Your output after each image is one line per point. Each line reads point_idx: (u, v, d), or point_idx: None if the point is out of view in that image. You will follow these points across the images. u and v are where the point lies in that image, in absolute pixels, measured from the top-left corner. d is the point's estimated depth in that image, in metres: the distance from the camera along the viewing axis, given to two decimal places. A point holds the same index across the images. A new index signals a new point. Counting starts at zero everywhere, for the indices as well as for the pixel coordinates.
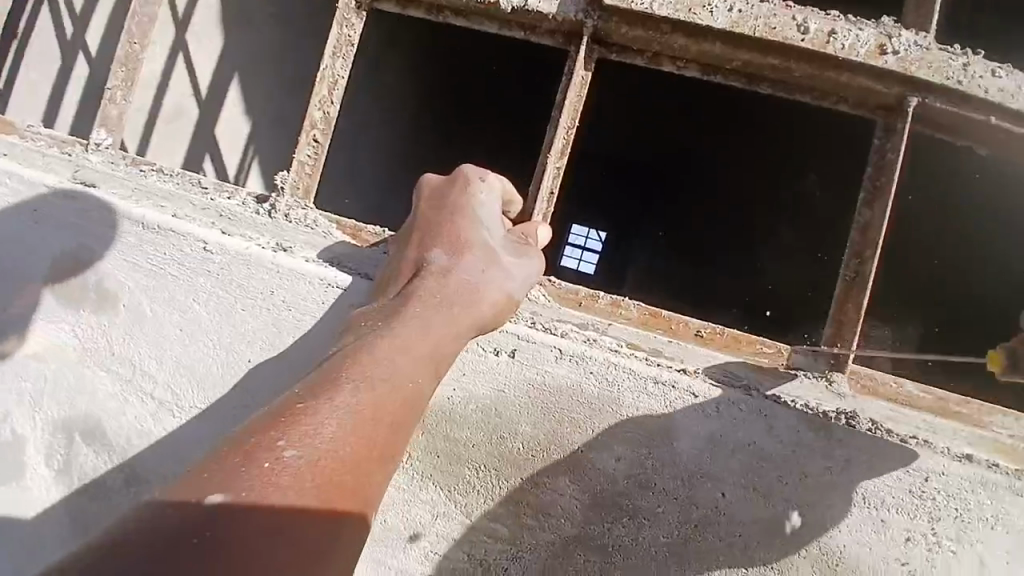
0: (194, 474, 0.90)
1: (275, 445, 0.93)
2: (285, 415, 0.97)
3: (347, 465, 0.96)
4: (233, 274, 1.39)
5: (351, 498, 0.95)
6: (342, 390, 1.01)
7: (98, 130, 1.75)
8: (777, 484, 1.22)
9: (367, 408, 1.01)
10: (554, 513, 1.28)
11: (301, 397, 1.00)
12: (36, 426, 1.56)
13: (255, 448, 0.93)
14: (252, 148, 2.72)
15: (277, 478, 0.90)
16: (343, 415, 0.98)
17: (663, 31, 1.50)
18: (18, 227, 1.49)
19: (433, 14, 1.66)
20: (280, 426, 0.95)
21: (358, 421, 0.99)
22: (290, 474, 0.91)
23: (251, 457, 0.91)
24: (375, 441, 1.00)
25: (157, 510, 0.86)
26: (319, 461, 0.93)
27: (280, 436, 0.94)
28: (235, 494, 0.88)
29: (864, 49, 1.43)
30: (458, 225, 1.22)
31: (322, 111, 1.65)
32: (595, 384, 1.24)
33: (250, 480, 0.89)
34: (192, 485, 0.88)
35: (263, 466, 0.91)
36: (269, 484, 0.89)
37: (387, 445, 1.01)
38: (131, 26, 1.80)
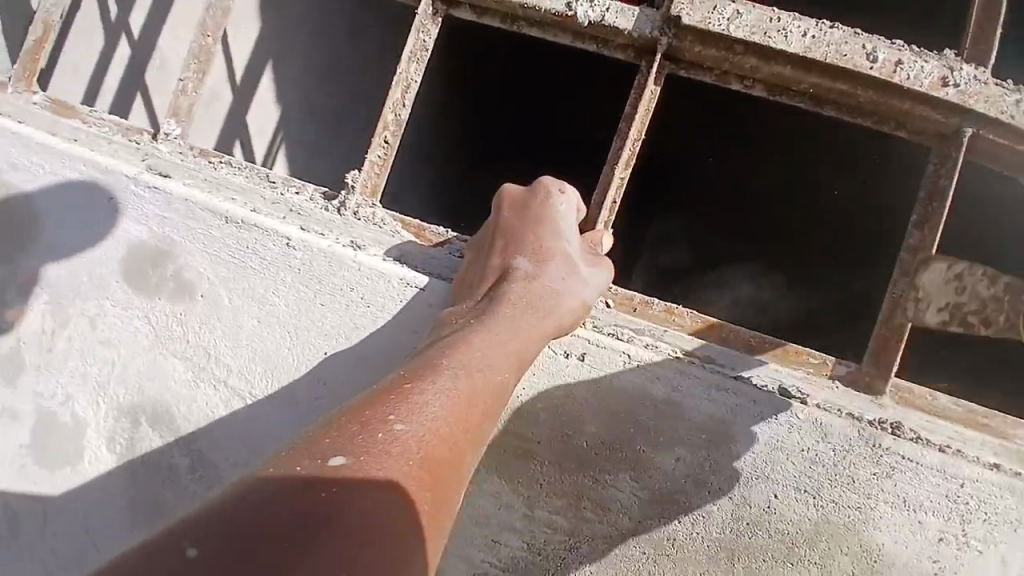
0: (314, 441, 1.00)
1: (385, 417, 1.03)
2: (393, 394, 1.06)
3: (446, 443, 1.04)
4: (314, 268, 1.51)
5: (448, 476, 1.02)
6: (440, 375, 1.10)
7: (170, 122, 1.82)
8: (826, 487, 1.32)
9: (462, 392, 1.09)
10: (614, 508, 1.38)
11: (407, 378, 1.10)
12: (97, 410, 1.65)
13: (369, 419, 1.02)
14: (282, 134, 2.77)
15: (389, 446, 0.99)
16: (443, 397, 1.07)
17: (736, 51, 1.57)
18: (94, 213, 1.58)
19: (508, 23, 1.73)
20: (389, 402, 1.04)
21: (456, 406, 1.07)
22: (399, 444, 1.00)
23: (365, 426, 1.01)
24: (469, 422, 1.08)
25: (286, 468, 0.95)
26: (424, 436, 1.02)
27: (389, 411, 1.03)
28: (353, 456, 0.97)
29: (927, 81, 1.51)
30: (536, 234, 1.33)
31: (395, 113, 1.72)
32: (662, 388, 1.33)
33: (368, 445, 0.98)
34: (315, 451, 0.97)
35: (376, 435, 1.00)
36: (383, 450, 0.98)
37: (479, 428, 1.10)
38: (204, 19, 1.87)
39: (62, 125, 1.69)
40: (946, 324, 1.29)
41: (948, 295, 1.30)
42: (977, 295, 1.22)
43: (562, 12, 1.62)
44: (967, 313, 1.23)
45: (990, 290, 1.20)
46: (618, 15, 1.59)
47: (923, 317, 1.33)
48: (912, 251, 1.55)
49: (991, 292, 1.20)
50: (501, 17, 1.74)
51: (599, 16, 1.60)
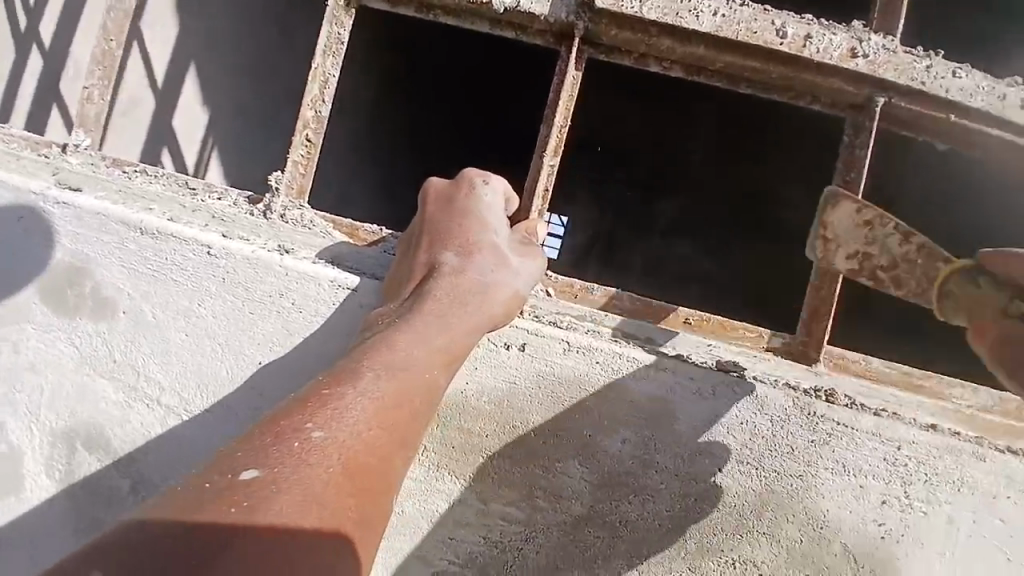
0: (230, 454, 0.96)
1: (302, 426, 0.98)
2: (312, 402, 1.02)
3: (370, 449, 1.01)
4: (240, 276, 1.45)
5: (373, 483, 0.99)
6: (362, 378, 1.06)
7: (76, 131, 1.71)
8: (768, 457, 1.34)
9: (386, 395, 1.06)
10: (565, 495, 1.35)
11: (325, 383, 1.05)
12: (32, 436, 1.53)
13: (285, 429, 0.98)
14: (214, 137, 2.67)
15: (306, 456, 0.95)
16: (363, 401, 1.03)
17: (651, 33, 1.57)
18: (6, 229, 1.48)
19: (424, 14, 1.70)
20: (307, 410, 1.00)
21: (376, 409, 1.04)
22: (318, 452, 0.96)
23: (281, 436, 0.97)
24: (393, 424, 1.05)
25: (197, 484, 0.91)
26: (344, 443, 0.98)
27: (306, 419, 0.99)
28: (267, 467, 0.93)
29: (837, 53, 1.55)
30: (468, 229, 1.31)
31: (314, 110, 1.68)
32: (600, 373, 1.33)
33: (283, 456, 0.94)
34: (229, 464, 0.93)
35: (292, 445, 0.96)
36: (300, 461, 0.95)
37: (404, 431, 1.06)
38: (105, 22, 1.77)
39: None
40: (856, 274, 1.34)
41: (856, 241, 1.33)
42: (886, 248, 1.30)
43: (476, 0, 1.59)
44: (878, 267, 1.30)
45: (901, 246, 1.28)
46: (533, 1, 1.57)
47: (833, 261, 1.35)
48: None
49: (903, 250, 1.28)
50: (415, 9, 1.70)
51: (514, 2, 1.57)
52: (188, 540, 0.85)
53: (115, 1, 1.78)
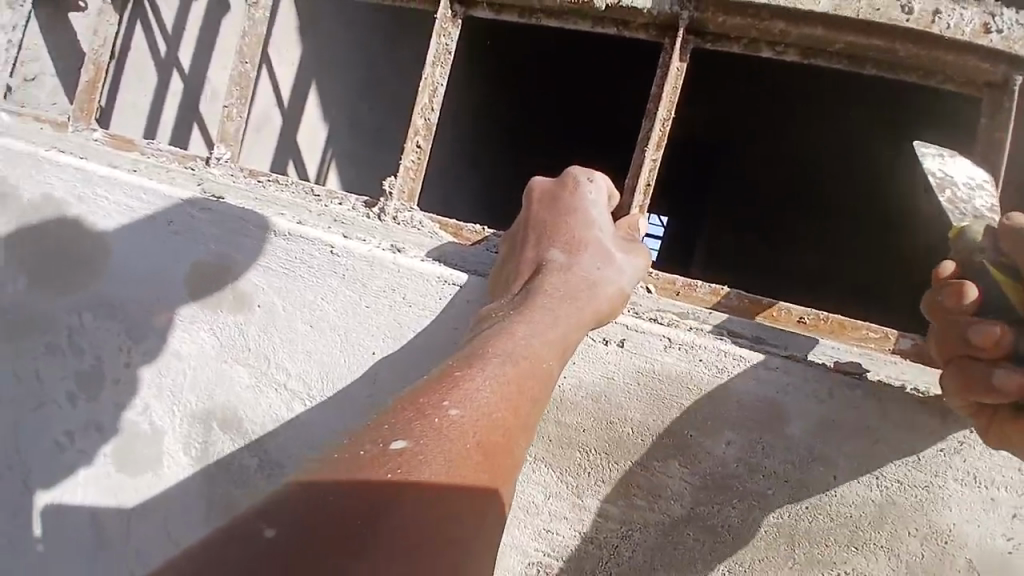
0: (376, 427, 1.00)
1: (438, 403, 1.02)
2: (446, 380, 1.06)
3: (501, 429, 1.04)
4: (359, 274, 1.56)
5: (504, 460, 1.03)
6: (489, 361, 1.09)
7: (218, 146, 1.94)
8: (889, 466, 1.25)
9: (513, 378, 1.09)
10: (665, 494, 1.34)
11: (456, 364, 1.09)
12: (174, 418, 1.74)
13: (422, 406, 1.02)
14: (332, 150, 2.97)
15: (445, 432, 0.99)
16: (494, 383, 1.06)
17: (761, 17, 1.52)
18: (158, 238, 1.71)
19: (527, 17, 1.75)
20: (442, 388, 1.04)
21: (506, 387, 1.07)
22: (457, 429, 1.00)
23: (421, 412, 1.01)
24: (519, 407, 1.08)
25: (350, 453, 0.96)
26: (479, 421, 1.02)
27: (442, 397, 1.03)
28: (414, 438, 0.97)
29: (970, 28, 1.42)
30: (572, 226, 1.34)
31: (424, 118, 1.78)
32: (705, 371, 1.30)
33: (427, 431, 0.98)
34: (379, 435, 0.98)
35: (433, 420, 1.00)
36: (442, 436, 0.99)
37: (528, 411, 1.09)
38: (241, 48, 1.96)
39: (125, 159, 1.88)
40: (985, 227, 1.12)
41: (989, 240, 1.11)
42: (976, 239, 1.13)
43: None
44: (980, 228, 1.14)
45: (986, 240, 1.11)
46: None
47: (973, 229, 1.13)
48: None
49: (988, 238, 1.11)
50: (519, 13, 1.76)
51: None
52: (357, 506, 0.90)
53: (249, 28, 1.96)
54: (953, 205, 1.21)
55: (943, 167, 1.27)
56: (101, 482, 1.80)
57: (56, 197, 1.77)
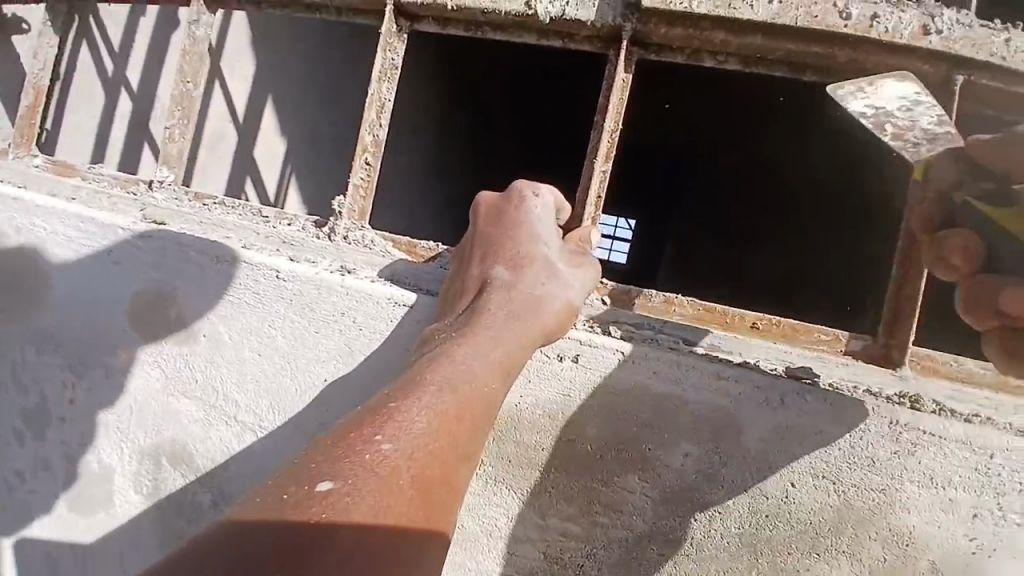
0: (303, 465, 1.00)
1: (370, 437, 1.01)
2: (379, 414, 1.05)
3: (436, 460, 1.02)
4: (306, 298, 1.51)
5: (441, 492, 1.02)
6: (424, 392, 1.08)
7: (161, 169, 1.88)
8: (846, 471, 1.24)
9: (448, 407, 1.07)
10: (626, 510, 1.31)
11: (390, 396, 1.08)
12: (123, 455, 1.67)
13: (352, 442, 1.01)
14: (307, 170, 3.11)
15: (377, 466, 0.98)
16: (427, 413, 1.05)
17: (702, 27, 1.52)
18: (100, 268, 1.64)
19: (473, 32, 1.72)
20: (375, 422, 1.03)
21: (441, 417, 1.06)
22: (388, 463, 0.99)
23: (352, 448, 1.00)
24: (455, 436, 1.06)
25: (275, 494, 0.96)
26: (412, 454, 1.01)
27: (374, 430, 1.02)
28: (342, 477, 0.96)
29: (908, 32, 1.44)
30: (517, 241, 1.31)
31: (373, 135, 1.74)
32: (659, 384, 1.28)
33: (356, 468, 0.97)
34: (305, 474, 0.98)
35: (363, 456, 0.99)
36: (373, 471, 0.98)
37: (466, 439, 1.08)
38: (182, 65, 1.88)
39: (65, 186, 1.80)
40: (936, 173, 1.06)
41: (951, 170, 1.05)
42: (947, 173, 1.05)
43: (521, 13, 1.60)
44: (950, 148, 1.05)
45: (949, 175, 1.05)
46: (578, 8, 1.56)
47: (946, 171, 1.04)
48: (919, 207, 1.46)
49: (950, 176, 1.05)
50: (463, 27, 1.73)
51: (558, 10, 1.57)
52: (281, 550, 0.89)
53: (189, 46, 1.89)
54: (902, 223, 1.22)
55: (872, 101, 1.09)
56: (50, 522, 1.72)
57: None
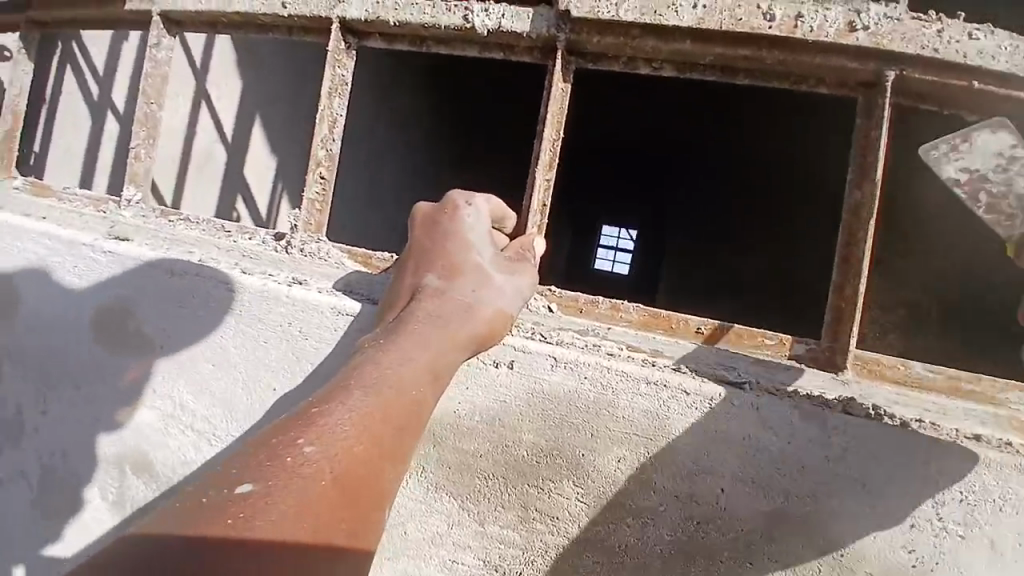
0: (219, 472, 0.89)
1: (293, 440, 0.93)
2: (303, 418, 0.97)
3: (363, 461, 0.95)
4: (256, 310, 1.54)
5: (367, 494, 0.94)
6: (352, 393, 1.01)
7: (128, 188, 1.92)
8: (778, 476, 1.22)
9: (378, 409, 1.00)
10: (562, 516, 1.31)
11: (315, 402, 1.00)
12: (90, 462, 1.71)
13: (275, 447, 0.92)
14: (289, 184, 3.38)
15: (300, 470, 0.89)
16: (354, 414, 0.98)
17: (633, 35, 1.54)
18: (66, 283, 1.69)
19: (418, 46, 1.75)
20: (299, 425, 0.95)
21: (369, 420, 0.98)
22: (312, 467, 0.90)
23: (275, 452, 0.91)
24: (383, 438, 0.99)
25: (186, 505, 0.85)
26: (338, 455, 0.93)
27: (298, 434, 0.94)
28: (263, 482, 0.87)
29: (834, 29, 1.43)
30: (447, 250, 1.32)
31: (326, 149, 1.77)
32: (591, 389, 1.28)
33: (277, 471, 0.88)
34: (221, 478, 0.88)
35: (285, 461, 0.90)
36: (296, 475, 0.89)
37: (397, 446, 1.01)
38: (146, 86, 1.92)
39: (38, 207, 1.89)
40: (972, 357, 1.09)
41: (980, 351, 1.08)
42: None
43: (460, 26, 1.64)
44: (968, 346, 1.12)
45: None
46: (514, 20, 1.60)
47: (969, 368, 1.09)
48: (855, 209, 1.45)
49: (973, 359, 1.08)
50: (409, 42, 1.76)
51: (495, 23, 1.61)
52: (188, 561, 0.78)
53: (151, 68, 1.91)
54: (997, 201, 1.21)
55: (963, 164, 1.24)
56: (28, 518, 1.77)
57: None
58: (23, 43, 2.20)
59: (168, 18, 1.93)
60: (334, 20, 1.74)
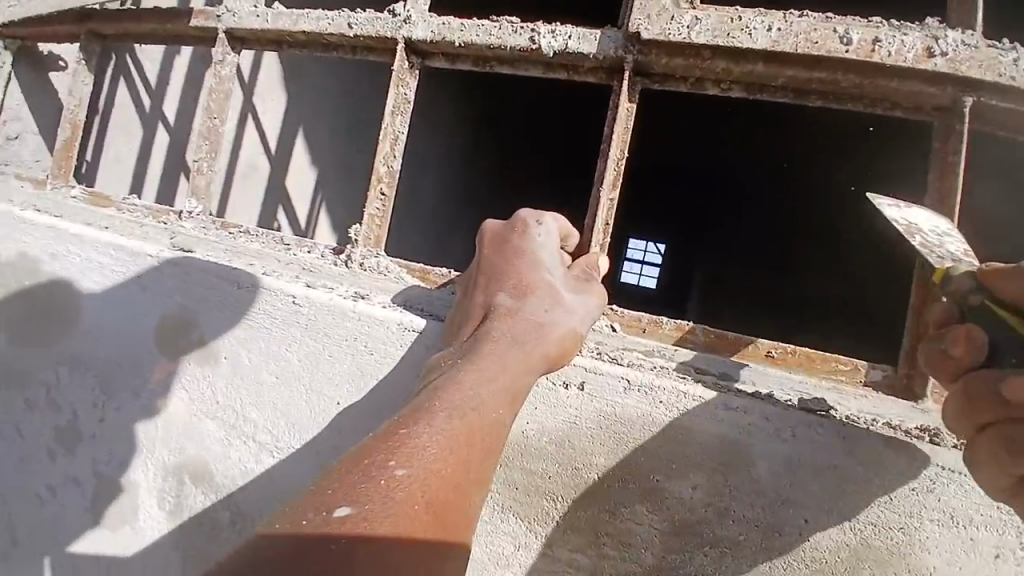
0: (315, 493, 0.90)
1: (383, 463, 0.93)
2: (391, 439, 0.97)
3: (450, 484, 0.95)
4: (320, 323, 1.54)
5: (453, 517, 0.93)
6: (435, 415, 1.02)
7: (189, 201, 1.95)
8: (862, 509, 1.19)
9: (460, 431, 1.01)
10: (636, 543, 1.29)
11: (401, 424, 1.01)
12: (148, 468, 1.72)
13: (365, 467, 0.93)
14: (325, 201, 3.44)
15: (393, 493, 0.90)
16: (439, 435, 0.99)
17: (704, 57, 1.54)
18: (128, 294, 1.71)
19: (481, 66, 1.77)
20: (388, 447, 0.95)
21: (455, 442, 0.99)
22: (404, 489, 0.91)
23: (365, 473, 0.92)
24: (467, 459, 1.00)
25: (289, 523, 0.86)
26: (428, 478, 0.93)
27: (387, 457, 0.94)
28: (359, 505, 0.88)
29: (912, 54, 1.41)
30: (520, 269, 1.32)
31: (387, 166, 1.79)
32: (666, 412, 1.26)
33: (371, 494, 0.89)
34: (320, 505, 0.88)
35: (377, 483, 0.91)
36: (389, 498, 0.89)
37: (479, 470, 1.01)
38: (210, 101, 1.95)
39: (99, 216, 1.91)
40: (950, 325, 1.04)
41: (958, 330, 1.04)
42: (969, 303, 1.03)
43: (526, 47, 1.65)
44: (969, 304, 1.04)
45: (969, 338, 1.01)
46: (580, 41, 1.60)
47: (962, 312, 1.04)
48: None
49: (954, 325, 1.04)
50: (472, 62, 1.78)
51: (562, 44, 1.61)
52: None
53: (216, 84, 1.95)
54: (928, 248, 1.14)
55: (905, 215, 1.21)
56: (85, 515, 1.77)
57: (29, 256, 1.80)
58: (83, 55, 2.22)
59: (233, 35, 1.98)
60: (399, 41, 1.76)
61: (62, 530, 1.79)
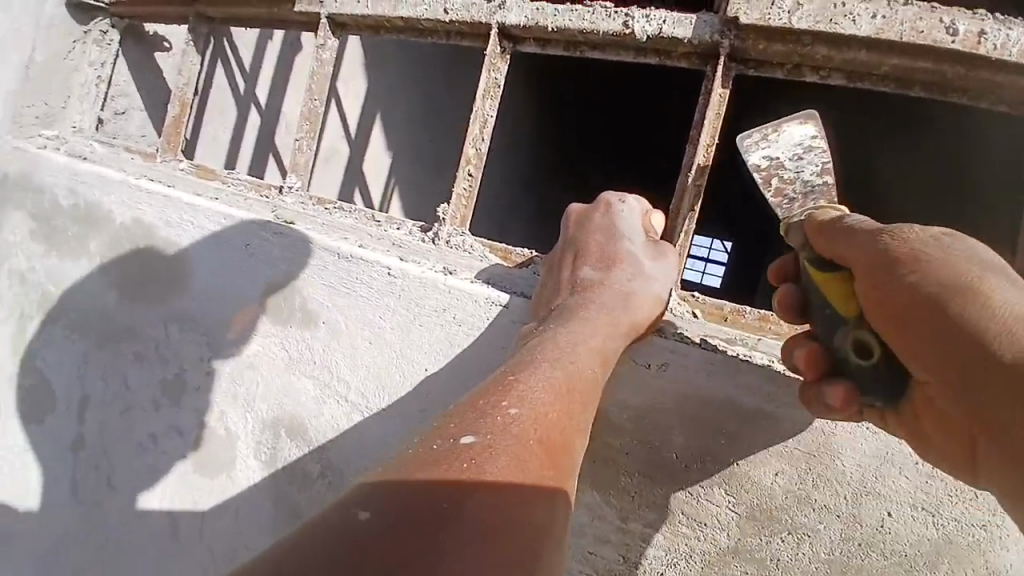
0: (439, 429, 1.03)
1: (497, 404, 1.05)
2: (501, 385, 1.08)
3: (557, 425, 1.05)
4: (411, 293, 1.63)
5: (561, 456, 1.04)
6: (541, 365, 1.11)
7: (290, 176, 2.08)
8: (949, 504, 1.19)
9: (562, 380, 1.11)
10: (711, 521, 1.34)
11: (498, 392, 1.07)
12: (247, 423, 1.86)
13: (481, 409, 1.05)
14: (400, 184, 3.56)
15: (509, 430, 1.02)
16: (546, 383, 1.09)
17: (804, 43, 1.53)
18: (236, 253, 1.84)
19: (573, 51, 1.81)
20: (499, 391, 1.06)
21: (559, 392, 1.09)
22: (517, 427, 1.02)
23: (482, 412, 1.04)
24: (571, 407, 1.09)
25: (415, 457, 0.97)
26: (537, 419, 1.04)
27: (500, 399, 1.06)
28: (481, 436, 1.00)
29: (1018, 48, 1.37)
30: (604, 243, 1.39)
31: (476, 148, 1.85)
32: (752, 397, 1.26)
33: (490, 429, 1.01)
34: (429, 457, 0.96)
35: (494, 420, 1.02)
36: (505, 434, 1.01)
37: (582, 416, 1.10)
38: (312, 83, 2.06)
39: (207, 188, 2.06)
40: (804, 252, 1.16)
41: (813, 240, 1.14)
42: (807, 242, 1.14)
43: (620, 32, 1.67)
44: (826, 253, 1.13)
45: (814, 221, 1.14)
46: (676, 26, 1.61)
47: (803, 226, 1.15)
48: None
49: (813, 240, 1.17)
50: (564, 47, 1.82)
51: (656, 28, 1.63)
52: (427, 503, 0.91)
53: (318, 68, 2.06)
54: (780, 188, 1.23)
55: (770, 151, 1.25)
56: (183, 465, 1.94)
57: (144, 222, 1.95)
58: (193, 36, 2.36)
59: (334, 21, 2.08)
60: (494, 26, 1.82)
61: (161, 480, 1.97)
